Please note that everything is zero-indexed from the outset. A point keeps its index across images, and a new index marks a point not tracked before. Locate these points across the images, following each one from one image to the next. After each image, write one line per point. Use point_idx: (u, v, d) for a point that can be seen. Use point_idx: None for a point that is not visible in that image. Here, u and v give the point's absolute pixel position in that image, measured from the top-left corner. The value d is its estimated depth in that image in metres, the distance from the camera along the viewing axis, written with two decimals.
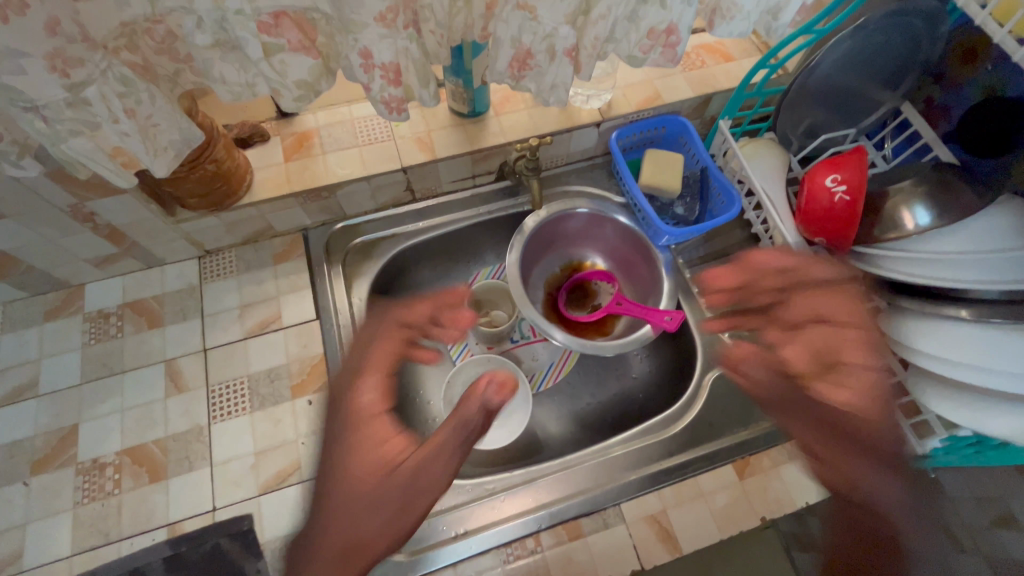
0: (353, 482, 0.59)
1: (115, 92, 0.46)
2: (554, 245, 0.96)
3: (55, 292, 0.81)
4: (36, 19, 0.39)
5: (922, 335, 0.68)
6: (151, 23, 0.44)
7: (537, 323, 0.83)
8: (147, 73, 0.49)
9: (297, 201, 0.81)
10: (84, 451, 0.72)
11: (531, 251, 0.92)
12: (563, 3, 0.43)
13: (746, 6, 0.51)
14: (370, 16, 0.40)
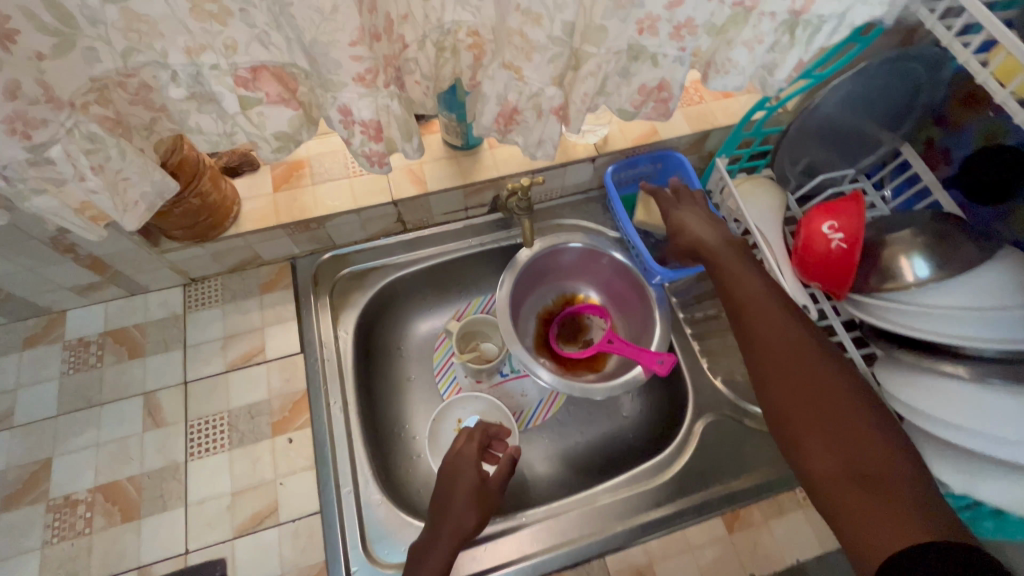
0: (454, 528, 0.64)
1: (81, 151, 0.43)
2: (548, 277, 0.94)
3: (36, 318, 0.80)
4: None
5: (918, 391, 0.66)
6: (122, 77, 0.41)
7: (522, 360, 0.81)
8: (119, 125, 0.46)
9: (285, 232, 0.80)
10: (56, 487, 0.70)
11: (524, 283, 0.91)
12: (549, 64, 0.42)
13: (742, 62, 0.50)
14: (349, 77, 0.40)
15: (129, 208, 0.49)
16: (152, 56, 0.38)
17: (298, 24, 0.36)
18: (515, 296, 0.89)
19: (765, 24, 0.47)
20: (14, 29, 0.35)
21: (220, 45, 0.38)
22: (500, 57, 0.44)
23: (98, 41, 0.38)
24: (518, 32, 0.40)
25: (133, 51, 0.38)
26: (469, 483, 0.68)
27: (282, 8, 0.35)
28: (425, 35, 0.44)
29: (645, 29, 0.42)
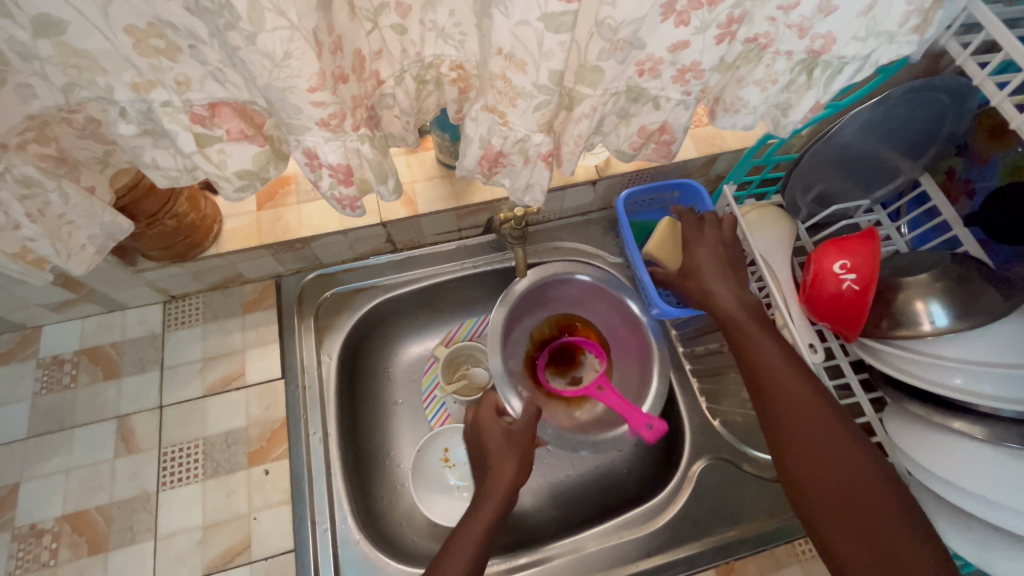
0: (495, 486, 0.65)
1: (14, 196, 0.44)
2: (547, 301, 0.89)
3: (10, 334, 0.77)
4: None
5: (925, 448, 0.63)
6: (65, 112, 0.41)
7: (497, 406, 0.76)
8: (62, 164, 0.46)
9: (268, 252, 0.76)
10: (22, 515, 0.67)
11: (517, 307, 0.86)
12: (536, 112, 0.38)
13: (753, 101, 0.46)
14: (315, 120, 0.36)
15: (72, 254, 0.50)
16: (96, 91, 0.38)
17: (252, 68, 0.33)
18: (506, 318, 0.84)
19: (779, 62, 0.43)
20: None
21: (171, 81, 0.37)
22: (483, 99, 0.40)
23: (34, 76, 0.37)
24: (500, 76, 0.37)
25: (75, 85, 0.37)
26: (496, 438, 0.70)
27: (233, 51, 0.33)
28: (405, 70, 0.42)
29: (645, 71, 0.38)
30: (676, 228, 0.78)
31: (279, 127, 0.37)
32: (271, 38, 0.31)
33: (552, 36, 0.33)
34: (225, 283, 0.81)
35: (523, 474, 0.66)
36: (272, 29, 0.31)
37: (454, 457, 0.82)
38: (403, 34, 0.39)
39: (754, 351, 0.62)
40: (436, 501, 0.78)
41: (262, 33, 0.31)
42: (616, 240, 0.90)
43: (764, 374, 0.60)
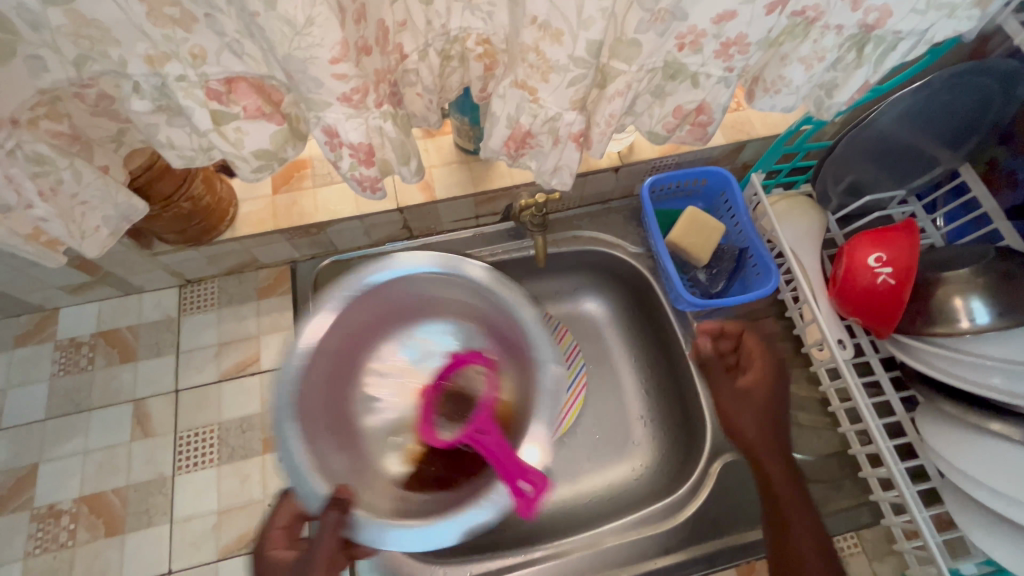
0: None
1: (27, 173, 0.43)
2: (406, 317, 0.61)
3: (28, 315, 0.77)
4: None
5: (957, 447, 0.60)
6: (78, 87, 0.40)
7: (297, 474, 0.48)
8: (75, 142, 0.45)
9: (284, 237, 0.75)
10: (41, 496, 0.68)
11: (370, 325, 0.59)
12: (569, 88, 0.36)
13: (797, 80, 0.43)
14: (339, 98, 0.34)
15: (85, 235, 0.49)
16: (107, 65, 0.37)
17: (269, 37, 0.31)
18: (347, 338, 0.57)
19: (828, 38, 0.40)
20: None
21: (186, 53, 0.36)
22: (512, 74, 0.38)
23: (42, 49, 0.36)
24: (533, 49, 0.35)
25: (87, 58, 0.36)
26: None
27: (251, 18, 0.31)
28: (427, 44, 0.39)
29: (685, 45, 0.36)
30: (702, 216, 0.78)
31: (301, 104, 0.36)
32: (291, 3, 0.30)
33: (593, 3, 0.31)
34: (239, 268, 0.80)
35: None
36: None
37: None
38: (429, 5, 0.37)
39: (759, 437, 0.64)
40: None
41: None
42: (638, 229, 0.87)
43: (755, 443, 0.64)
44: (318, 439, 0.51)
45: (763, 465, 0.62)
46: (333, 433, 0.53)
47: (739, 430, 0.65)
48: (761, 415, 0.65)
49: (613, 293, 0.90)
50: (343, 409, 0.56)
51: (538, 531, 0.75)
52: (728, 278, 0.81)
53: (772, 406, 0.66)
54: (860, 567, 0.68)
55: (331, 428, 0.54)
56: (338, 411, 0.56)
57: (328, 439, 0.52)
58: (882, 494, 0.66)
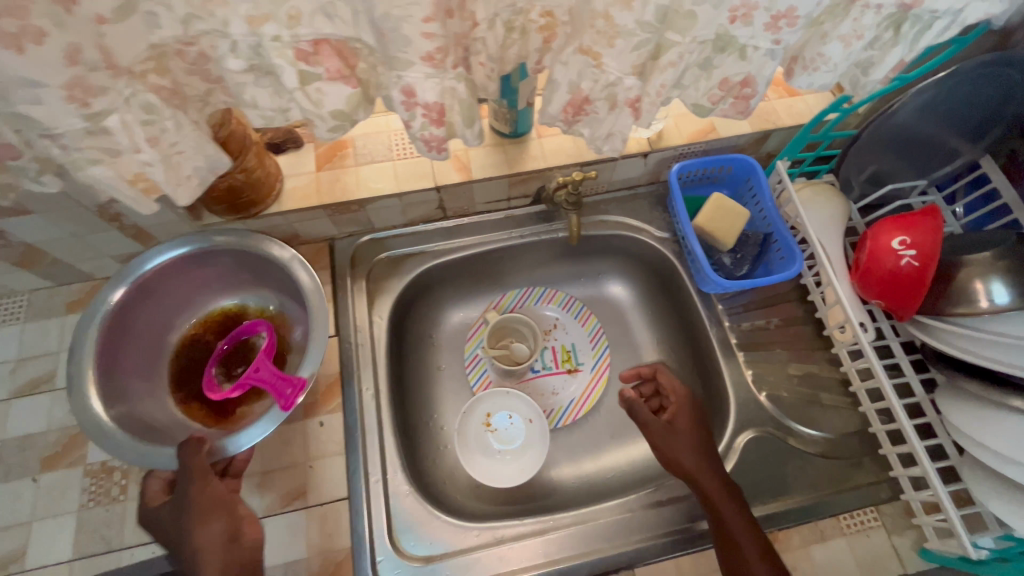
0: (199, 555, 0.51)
1: (138, 121, 0.40)
2: (203, 290, 0.76)
3: (79, 284, 0.81)
4: (55, 48, 0.33)
5: (980, 424, 0.62)
6: (181, 45, 0.38)
7: (102, 416, 0.60)
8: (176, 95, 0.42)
9: (326, 213, 0.78)
10: (94, 452, 0.71)
11: (166, 299, 0.72)
12: (633, 52, 0.39)
13: (835, 58, 0.45)
14: (420, 59, 0.37)
15: (180, 183, 0.46)
16: (213, 23, 0.36)
17: None
18: (139, 312, 0.69)
19: (868, 17, 0.42)
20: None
21: (284, 15, 0.35)
22: (577, 41, 0.41)
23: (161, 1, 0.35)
24: (603, 15, 0.38)
25: (194, 17, 0.36)
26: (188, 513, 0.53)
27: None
28: (496, 14, 0.40)
29: (737, 18, 0.38)
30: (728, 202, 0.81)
31: (383, 66, 0.38)
32: None
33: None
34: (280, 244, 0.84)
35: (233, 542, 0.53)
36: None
37: (496, 420, 0.83)
38: None
39: (698, 465, 0.65)
40: (479, 460, 0.80)
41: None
42: (663, 215, 0.89)
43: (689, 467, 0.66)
44: (114, 387, 0.64)
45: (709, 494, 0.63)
46: (132, 383, 0.67)
47: (680, 461, 0.66)
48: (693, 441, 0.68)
49: (637, 277, 0.93)
50: (146, 362, 0.70)
51: (563, 502, 0.79)
52: (752, 262, 0.84)
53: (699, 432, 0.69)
54: (880, 541, 0.68)
55: (131, 380, 0.67)
56: (140, 364, 0.69)
57: (131, 386, 0.67)
58: (902, 469, 0.68)
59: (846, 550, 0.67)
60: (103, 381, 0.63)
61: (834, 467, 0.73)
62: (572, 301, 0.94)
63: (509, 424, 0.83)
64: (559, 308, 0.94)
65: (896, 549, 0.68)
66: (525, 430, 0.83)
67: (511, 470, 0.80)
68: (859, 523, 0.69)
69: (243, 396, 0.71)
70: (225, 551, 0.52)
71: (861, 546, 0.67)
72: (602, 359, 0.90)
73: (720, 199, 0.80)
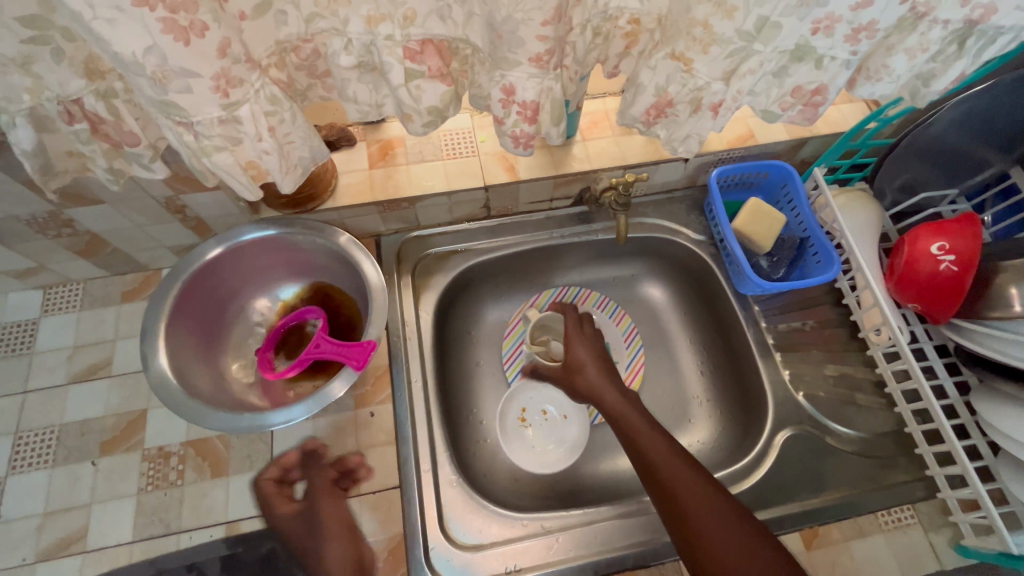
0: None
1: (263, 111, 0.41)
2: (269, 274, 0.78)
3: (134, 274, 0.83)
4: (212, 41, 0.35)
5: (1017, 422, 0.64)
6: (299, 42, 0.40)
7: (168, 376, 0.63)
8: (288, 88, 0.44)
9: (377, 209, 0.80)
10: (151, 437, 0.72)
11: (229, 279, 0.74)
12: (725, 59, 0.42)
13: (899, 69, 0.48)
14: (528, 61, 0.39)
15: (290, 170, 0.48)
16: (334, 22, 0.38)
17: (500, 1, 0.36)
18: (207, 286, 0.72)
19: (935, 31, 0.45)
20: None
21: (401, 15, 0.38)
22: (668, 47, 0.43)
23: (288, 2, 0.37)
24: (702, 23, 0.40)
25: (318, 16, 0.38)
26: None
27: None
28: (589, 20, 0.43)
29: (819, 29, 0.41)
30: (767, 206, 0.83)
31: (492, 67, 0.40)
32: None
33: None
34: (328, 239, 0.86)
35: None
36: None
37: (533, 413, 0.86)
38: None
39: (619, 407, 0.71)
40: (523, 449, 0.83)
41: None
42: (700, 219, 0.92)
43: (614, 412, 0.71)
44: (179, 351, 0.67)
45: (630, 434, 0.68)
46: (196, 351, 0.70)
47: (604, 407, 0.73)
48: (608, 392, 0.73)
49: (672, 279, 0.96)
50: (208, 333, 0.73)
51: (601, 497, 0.80)
52: (788, 265, 0.86)
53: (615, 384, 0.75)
54: (918, 539, 0.70)
55: (195, 347, 0.70)
56: (202, 336, 0.72)
57: (195, 354, 0.69)
58: (938, 467, 0.70)
59: (885, 546, 0.69)
60: (171, 346, 0.66)
61: (870, 465, 0.75)
62: (607, 301, 0.95)
63: (546, 418, 0.86)
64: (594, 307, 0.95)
65: (933, 545, 0.69)
66: (562, 425, 0.86)
67: (551, 459, 0.83)
68: (897, 520, 0.70)
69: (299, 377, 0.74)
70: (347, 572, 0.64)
71: (899, 542, 0.69)
72: (637, 358, 0.91)
73: (760, 204, 0.83)
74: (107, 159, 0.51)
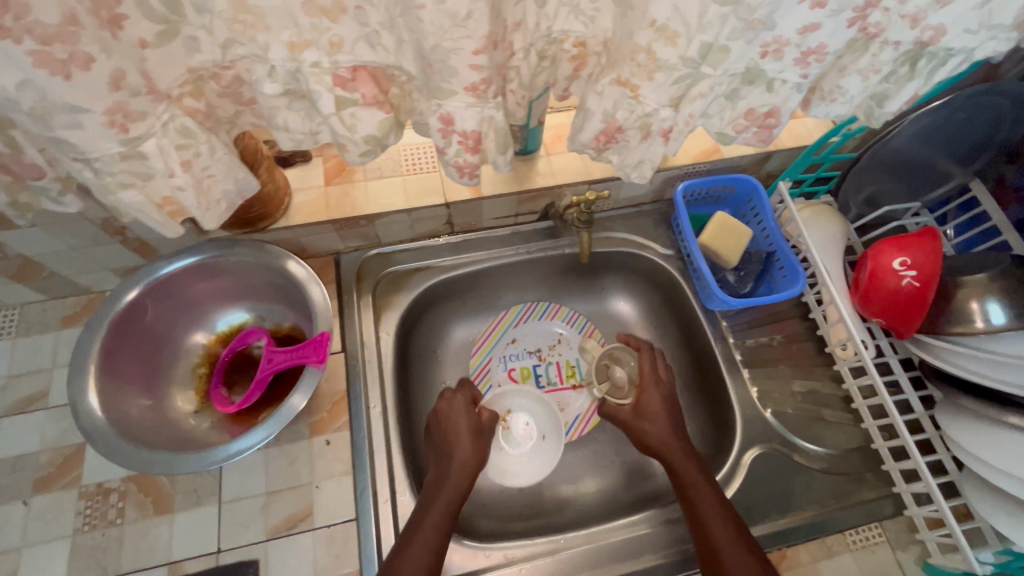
0: (460, 469, 0.68)
1: (174, 145, 0.42)
2: (212, 300, 0.74)
3: (75, 297, 0.79)
4: (99, 74, 0.35)
5: (976, 437, 0.64)
6: (218, 70, 0.41)
7: (100, 421, 0.59)
8: (209, 119, 0.45)
9: (334, 227, 0.77)
10: (89, 473, 0.68)
11: (163, 313, 0.70)
12: (672, 85, 0.40)
13: (852, 90, 0.47)
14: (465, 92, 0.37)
15: (209, 208, 0.49)
16: (253, 49, 0.36)
17: (425, 29, 0.34)
18: (141, 323, 0.68)
19: (886, 52, 0.44)
20: (123, 14, 0.35)
21: (326, 41, 0.35)
22: (614, 72, 0.41)
23: (201, 30, 0.37)
24: (645, 50, 0.38)
25: (234, 43, 0.36)
26: (465, 423, 0.73)
27: (410, 10, 0.33)
28: (532, 44, 0.41)
29: (768, 53, 0.40)
30: (733, 221, 0.82)
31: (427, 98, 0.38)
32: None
33: (716, 8, 0.35)
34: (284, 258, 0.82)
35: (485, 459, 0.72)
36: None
37: (513, 420, 0.86)
38: (542, 7, 0.38)
39: (664, 438, 0.71)
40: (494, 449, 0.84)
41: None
42: (668, 232, 0.91)
43: (659, 442, 0.71)
44: (115, 394, 0.63)
45: (694, 502, 0.65)
46: (133, 387, 0.66)
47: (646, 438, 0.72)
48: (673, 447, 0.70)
49: (643, 293, 0.94)
50: (148, 370, 0.69)
51: (570, 522, 0.78)
52: (755, 280, 0.86)
53: (680, 439, 0.71)
54: (885, 557, 0.70)
55: (132, 385, 0.66)
56: (142, 375, 0.68)
57: (133, 391, 0.66)
58: (904, 485, 0.70)
59: (853, 566, 0.69)
60: (103, 381, 0.62)
61: (837, 482, 0.74)
62: (576, 316, 0.95)
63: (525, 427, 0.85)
64: (562, 323, 0.95)
65: (900, 563, 0.69)
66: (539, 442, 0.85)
67: (531, 471, 0.83)
68: (864, 539, 0.70)
69: (259, 403, 0.71)
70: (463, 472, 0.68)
71: (866, 561, 0.69)
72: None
73: (726, 219, 0.82)
74: (10, 191, 0.47)
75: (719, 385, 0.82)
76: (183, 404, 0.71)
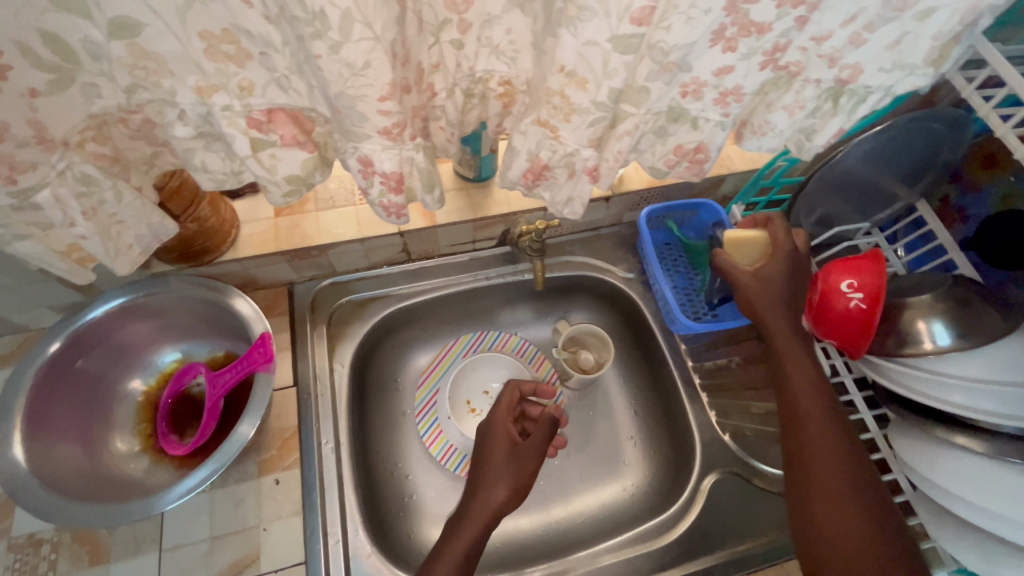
0: (480, 508, 0.63)
1: (73, 194, 0.44)
2: (143, 341, 0.72)
3: (11, 336, 0.75)
4: None
5: (932, 461, 0.63)
6: (124, 113, 0.42)
7: (28, 476, 0.56)
8: (116, 163, 0.47)
9: (285, 259, 0.75)
10: (20, 524, 0.65)
11: (95, 361, 0.68)
12: (589, 127, 0.44)
13: (781, 125, 0.51)
14: (377, 136, 0.42)
15: (119, 253, 0.51)
16: (158, 93, 0.40)
17: (328, 79, 0.38)
18: (73, 371, 0.65)
19: (808, 89, 0.48)
20: (7, 65, 0.35)
21: (235, 85, 0.40)
22: (535, 113, 0.46)
23: (99, 76, 0.39)
24: (559, 93, 0.42)
25: (138, 87, 0.40)
26: (501, 453, 0.69)
27: (310, 59, 0.37)
28: (455, 84, 0.47)
29: (687, 93, 0.45)
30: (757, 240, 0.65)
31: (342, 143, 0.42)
32: (355, 48, 0.36)
33: (619, 56, 0.38)
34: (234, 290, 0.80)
35: (513, 501, 0.65)
36: (358, 39, 0.36)
37: (477, 402, 0.87)
38: (460, 49, 0.44)
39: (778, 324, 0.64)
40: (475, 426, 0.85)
41: (348, 43, 0.35)
42: (628, 255, 0.91)
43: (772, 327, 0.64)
44: (46, 448, 0.60)
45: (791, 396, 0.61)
46: (64, 438, 0.63)
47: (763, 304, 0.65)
48: (807, 400, 0.60)
49: (605, 315, 0.94)
50: (81, 421, 0.66)
51: (534, 554, 0.76)
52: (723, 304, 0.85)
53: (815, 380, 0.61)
54: None
55: (65, 436, 0.63)
56: (76, 426, 0.65)
57: (65, 441, 0.63)
58: None
59: None
60: (29, 433, 0.59)
61: None
62: (525, 346, 0.92)
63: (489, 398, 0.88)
64: (512, 354, 0.91)
65: None
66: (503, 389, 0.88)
67: None
68: None
69: (210, 438, 0.69)
70: (486, 506, 0.63)
71: None
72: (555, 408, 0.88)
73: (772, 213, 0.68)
74: None
75: (678, 408, 0.82)
76: (121, 452, 0.68)
